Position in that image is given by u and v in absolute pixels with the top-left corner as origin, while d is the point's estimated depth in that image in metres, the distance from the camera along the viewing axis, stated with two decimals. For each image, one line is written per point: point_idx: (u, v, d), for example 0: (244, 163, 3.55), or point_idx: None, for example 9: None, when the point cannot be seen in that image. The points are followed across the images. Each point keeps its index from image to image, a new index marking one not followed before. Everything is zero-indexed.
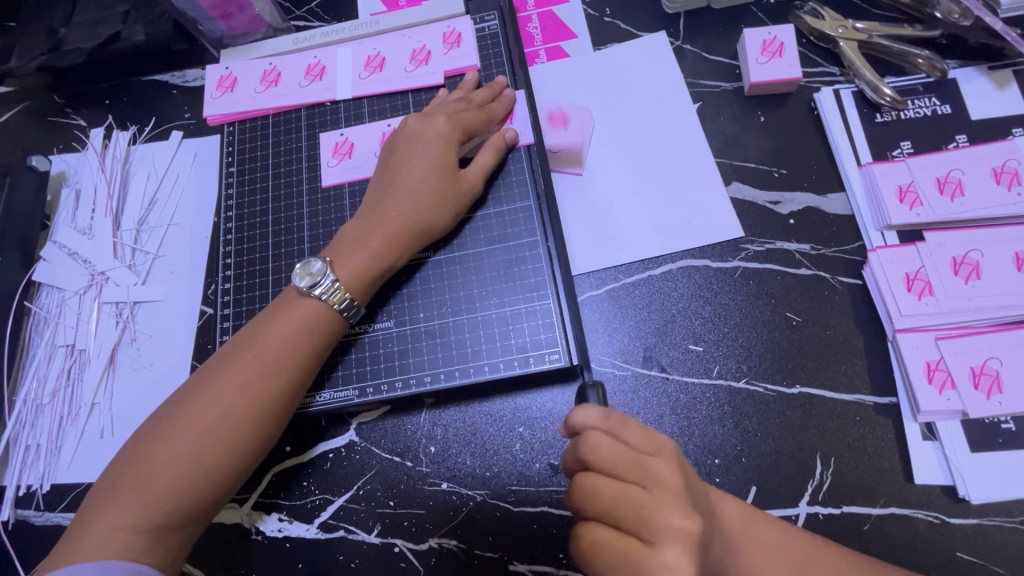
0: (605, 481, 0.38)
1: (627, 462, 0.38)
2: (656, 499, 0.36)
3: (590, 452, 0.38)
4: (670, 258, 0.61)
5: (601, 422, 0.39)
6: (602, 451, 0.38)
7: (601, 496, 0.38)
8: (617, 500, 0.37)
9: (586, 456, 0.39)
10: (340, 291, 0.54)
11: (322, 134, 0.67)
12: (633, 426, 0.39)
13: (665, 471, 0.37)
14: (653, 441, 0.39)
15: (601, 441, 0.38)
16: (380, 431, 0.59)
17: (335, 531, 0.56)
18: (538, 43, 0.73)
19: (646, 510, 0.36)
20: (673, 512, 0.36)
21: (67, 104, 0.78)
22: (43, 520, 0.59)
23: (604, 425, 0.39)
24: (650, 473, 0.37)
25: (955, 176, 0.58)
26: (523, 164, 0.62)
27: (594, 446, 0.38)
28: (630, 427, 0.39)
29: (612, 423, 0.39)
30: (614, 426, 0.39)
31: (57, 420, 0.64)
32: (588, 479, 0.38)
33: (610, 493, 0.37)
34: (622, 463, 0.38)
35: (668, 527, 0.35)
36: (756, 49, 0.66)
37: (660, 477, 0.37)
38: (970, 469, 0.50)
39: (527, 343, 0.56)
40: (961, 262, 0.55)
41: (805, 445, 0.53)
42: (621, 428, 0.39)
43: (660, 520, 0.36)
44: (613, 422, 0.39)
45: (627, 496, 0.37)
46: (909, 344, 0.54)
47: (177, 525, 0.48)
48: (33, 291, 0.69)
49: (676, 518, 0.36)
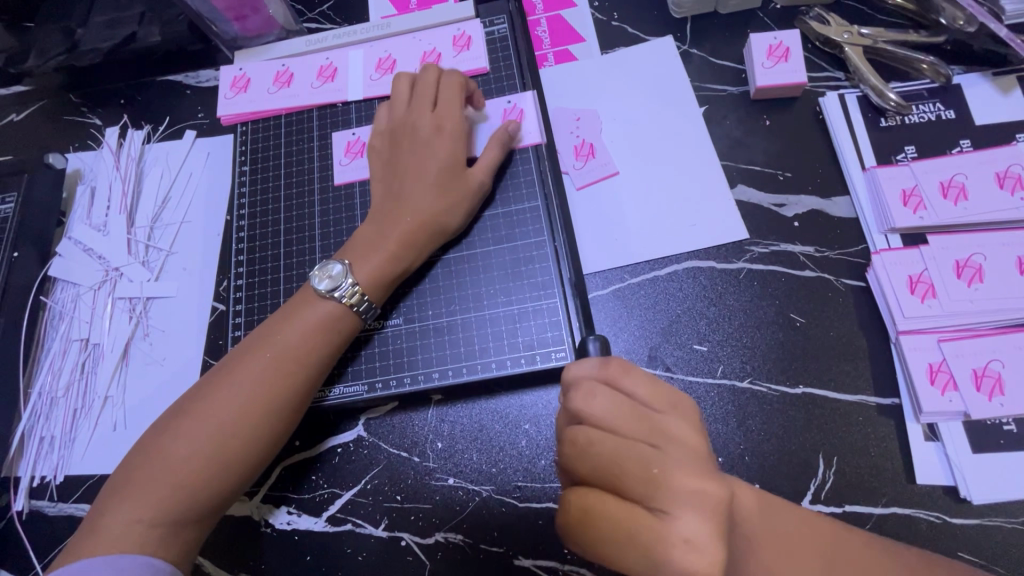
0: (601, 433, 0.39)
1: (626, 412, 0.39)
2: (667, 459, 0.36)
3: (583, 401, 0.40)
4: (676, 258, 0.62)
5: (599, 372, 0.42)
6: (595, 399, 0.40)
7: (599, 449, 0.38)
8: (619, 456, 0.37)
9: (580, 407, 0.40)
10: (358, 292, 0.55)
11: (335, 132, 0.69)
12: (635, 375, 0.41)
13: (677, 428, 0.38)
14: (667, 397, 0.40)
15: (596, 390, 0.40)
16: (389, 427, 0.60)
17: (343, 525, 0.57)
18: (546, 46, 0.74)
19: (655, 468, 0.36)
20: (692, 476, 0.35)
21: (83, 103, 0.79)
22: (57, 511, 0.60)
23: (601, 374, 0.41)
24: (654, 426, 0.38)
25: (959, 181, 0.59)
26: (531, 165, 0.63)
27: (587, 395, 0.40)
28: (631, 378, 0.40)
29: (610, 373, 0.41)
30: (613, 377, 0.41)
31: (71, 413, 0.65)
32: (582, 430, 0.39)
33: (608, 445, 0.38)
34: (620, 416, 0.39)
35: (687, 491, 0.34)
36: (762, 54, 0.67)
37: (669, 432, 0.38)
38: (972, 470, 0.51)
39: (534, 341, 0.57)
40: (964, 265, 0.56)
41: (808, 443, 0.54)
42: (621, 377, 0.41)
43: (675, 482, 0.35)
44: (611, 371, 0.41)
45: (633, 454, 0.37)
46: (911, 345, 0.54)
47: (193, 519, 0.49)
48: (49, 286, 0.70)
49: (698, 482, 0.35)
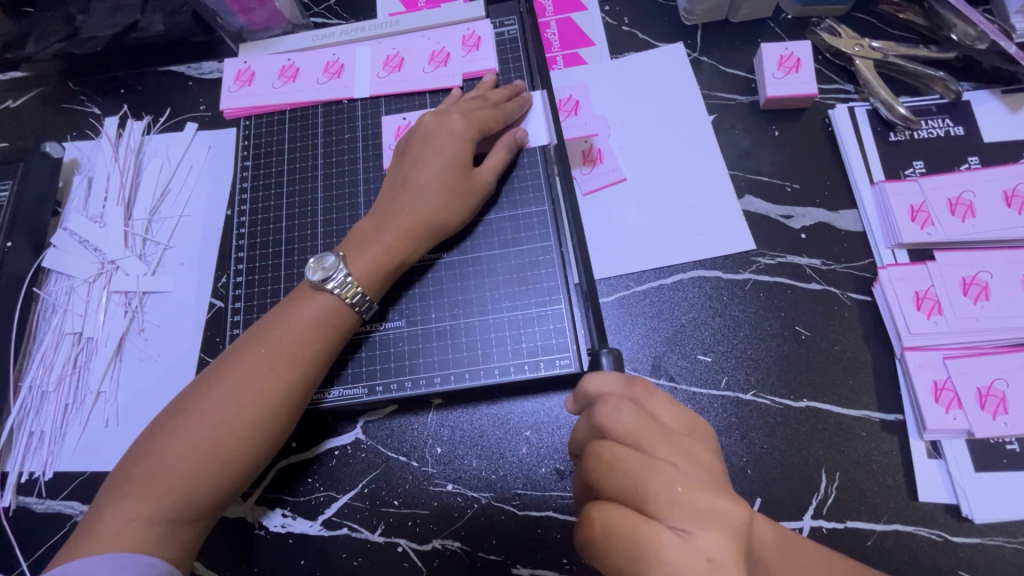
0: (627, 449, 0.38)
1: (651, 429, 0.38)
2: (690, 478, 0.36)
3: (610, 416, 0.39)
4: (682, 267, 0.61)
5: (623, 389, 0.41)
6: (622, 415, 0.39)
7: (624, 466, 0.37)
8: (644, 475, 0.36)
9: (605, 421, 0.39)
10: (354, 286, 0.54)
11: (385, 117, 0.67)
12: (659, 397, 0.40)
13: (695, 446, 0.38)
14: (685, 419, 0.40)
15: (624, 405, 0.39)
16: (387, 431, 0.59)
17: (338, 529, 0.56)
18: (556, 49, 0.74)
19: (679, 487, 0.35)
20: (713, 496, 0.35)
21: (81, 91, 0.78)
22: (44, 508, 0.59)
23: (626, 391, 0.41)
24: (676, 445, 0.38)
25: (967, 198, 0.58)
26: (538, 168, 0.62)
27: (615, 408, 0.39)
28: (657, 399, 0.40)
29: (635, 391, 0.41)
30: (637, 394, 0.41)
31: (62, 408, 0.63)
32: (608, 445, 0.38)
33: (633, 463, 0.37)
34: (645, 433, 0.38)
35: (705, 510, 0.34)
36: (772, 64, 0.66)
37: (690, 451, 0.37)
38: (974, 489, 0.51)
39: (538, 347, 0.56)
40: (971, 282, 0.56)
41: (810, 458, 0.54)
42: (645, 398, 0.41)
43: (696, 500, 0.34)
44: (635, 389, 0.41)
45: (657, 472, 0.36)
46: (916, 362, 0.54)
47: (190, 519, 0.48)
48: (42, 277, 0.69)
49: (718, 502, 0.34)
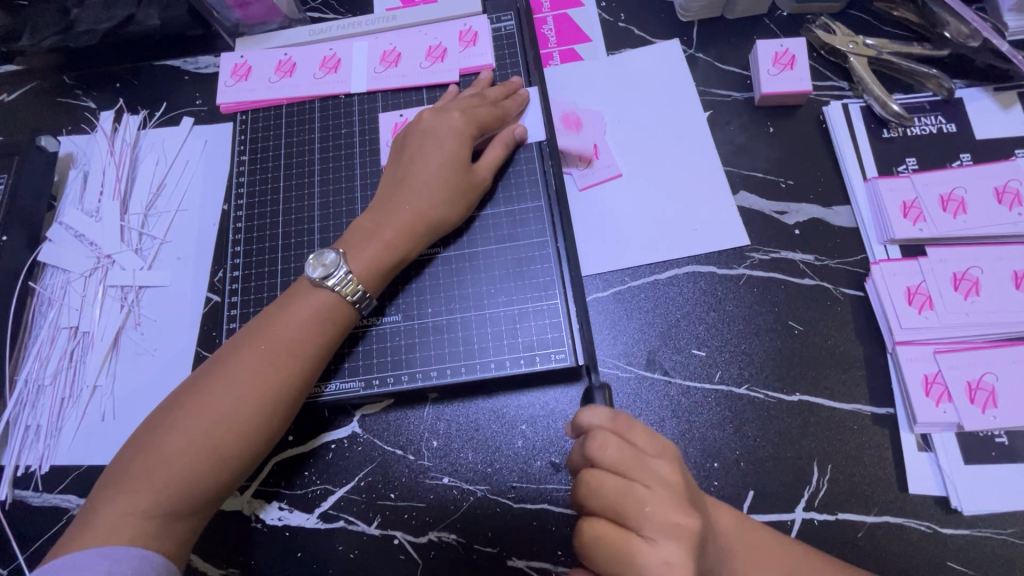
0: (611, 478, 0.38)
1: (634, 460, 0.38)
2: (658, 495, 0.37)
3: (597, 450, 0.38)
4: (677, 262, 0.62)
5: (609, 423, 0.40)
6: (609, 449, 0.38)
7: (606, 491, 0.38)
8: (621, 497, 0.37)
9: (593, 454, 0.39)
10: (353, 283, 0.54)
11: (382, 114, 0.67)
12: (641, 430, 0.40)
13: (667, 469, 0.38)
14: (661, 444, 0.40)
15: (610, 439, 0.39)
16: (384, 424, 0.59)
17: (335, 521, 0.56)
18: (553, 45, 0.74)
19: (650, 506, 0.36)
20: (675, 510, 0.36)
21: (76, 85, 0.78)
22: (41, 501, 0.59)
23: (612, 426, 0.40)
24: (654, 472, 0.38)
25: (958, 194, 0.59)
26: (535, 164, 0.63)
27: (602, 444, 0.38)
28: (638, 432, 0.40)
29: (620, 425, 0.40)
30: (623, 429, 0.40)
31: (58, 402, 0.63)
32: (594, 475, 0.38)
33: (615, 488, 0.37)
34: (629, 463, 0.38)
35: (669, 523, 0.36)
36: (767, 61, 0.67)
37: (665, 475, 0.38)
38: (962, 480, 0.52)
39: (534, 342, 0.57)
40: (961, 278, 0.57)
41: (802, 452, 0.54)
42: (628, 430, 0.40)
43: (664, 515, 0.36)
44: (621, 423, 0.40)
45: (633, 496, 0.37)
46: (907, 356, 0.55)
47: (186, 513, 0.48)
48: (37, 271, 0.69)
49: (679, 515, 0.36)
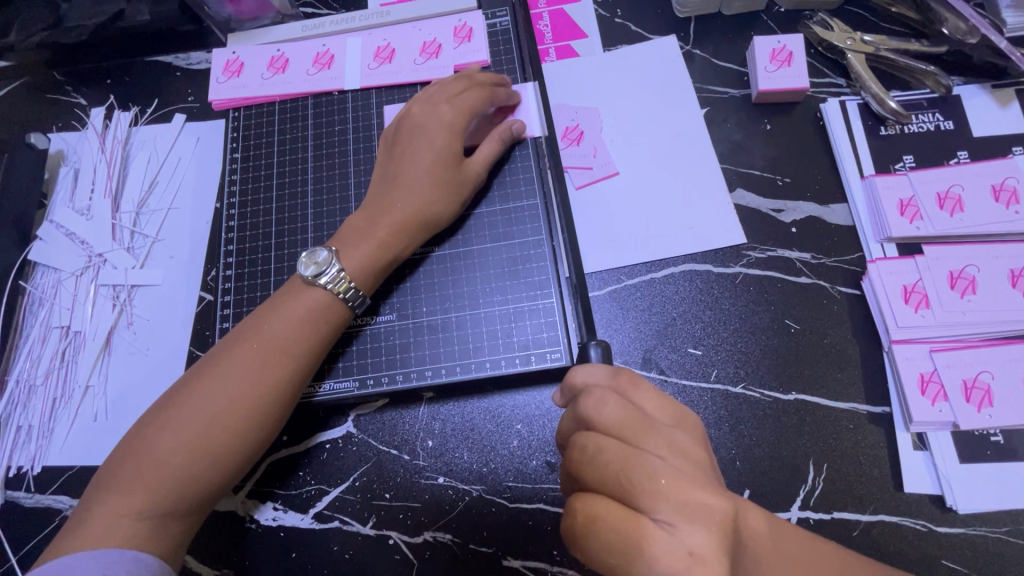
0: (611, 441, 0.38)
1: (634, 420, 0.38)
2: (674, 469, 0.36)
3: (594, 407, 0.39)
4: (673, 260, 0.62)
5: (609, 380, 0.42)
6: (606, 408, 0.39)
7: (609, 457, 0.37)
8: (628, 465, 0.36)
9: (590, 413, 0.40)
10: (346, 281, 0.54)
11: (387, 105, 0.67)
12: (644, 389, 0.41)
13: (684, 441, 0.38)
14: (673, 411, 0.40)
15: (608, 397, 0.40)
16: (378, 424, 0.59)
17: (330, 521, 0.56)
18: (548, 41, 0.73)
19: (664, 479, 0.35)
20: (697, 489, 0.35)
21: (67, 82, 0.77)
22: (33, 502, 0.59)
23: (613, 383, 0.42)
24: (663, 439, 0.38)
25: (956, 192, 0.59)
26: (530, 161, 0.62)
27: (598, 401, 0.40)
28: (643, 391, 0.41)
29: (621, 383, 0.42)
30: (622, 385, 0.42)
31: (50, 402, 0.63)
32: (592, 437, 0.39)
33: (619, 454, 0.37)
34: (629, 423, 0.38)
35: (691, 504, 0.34)
36: (765, 58, 0.66)
37: (676, 444, 0.38)
38: (958, 479, 0.52)
39: (530, 341, 0.56)
40: (958, 276, 0.57)
41: (798, 451, 0.54)
42: (630, 390, 0.41)
43: (683, 494, 0.35)
44: (621, 381, 0.42)
45: (642, 464, 0.36)
46: (903, 355, 0.55)
47: (180, 515, 0.47)
48: (27, 270, 0.68)
49: (703, 496, 0.35)
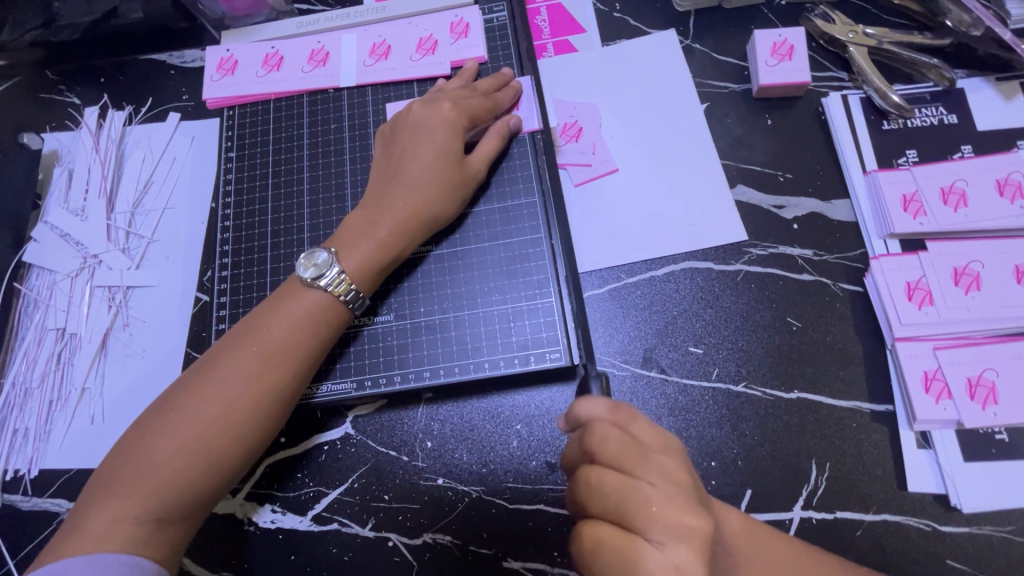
0: (611, 474, 0.37)
1: (631, 450, 0.37)
2: (666, 496, 0.35)
3: (596, 445, 0.38)
4: (673, 258, 0.61)
5: (608, 414, 0.39)
6: (607, 441, 0.38)
7: (609, 489, 0.37)
8: (626, 498, 0.36)
9: (593, 447, 0.38)
10: (347, 283, 0.53)
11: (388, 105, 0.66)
12: (642, 422, 0.39)
13: (672, 465, 0.37)
14: (664, 439, 0.38)
15: (608, 431, 0.38)
16: (376, 425, 0.58)
17: (329, 523, 0.56)
18: (546, 36, 0.72)
19: (655, 506, 0.35)
20: (682, 510, 0.34)
21: (60, 80, 0.76)
22: (30, 506, 0.58)
23: (613, 417, 0.39)
24: (654, 465, 0.37)
25: (959, 187, 0.58)
26: (528, 159, 0.62)
27: (601, 436, 0.38)
28: (640, 423, 0.39)
29: (620, 416, 0.39)
30: (622, 420, 0.39)
31: (46, 405, 0.62)
32: (594, 471, 0.38)
33: (618, 488, 0.36)
34: (627, 454, 0.37)
35: (677, 525, 0.34)
36: (765, 52, 0.65)
37: (666, 470, 0.36)
38: (962, 478, 0.51)
39: (528, 341, 0.56)
40: (962, 273, 0.56)
41: (800, 450, 0.54)
42: (629, 422, 0.39)
43: (670, 517, 0.34)
44: (621, 414, 0.39)
45: (637, 495, 0.36)
46: (907, 352, 0.54)
47: (176, 519, 0.47)
48: (23, 272, 0.68)
49: (688, 517, 0.34)
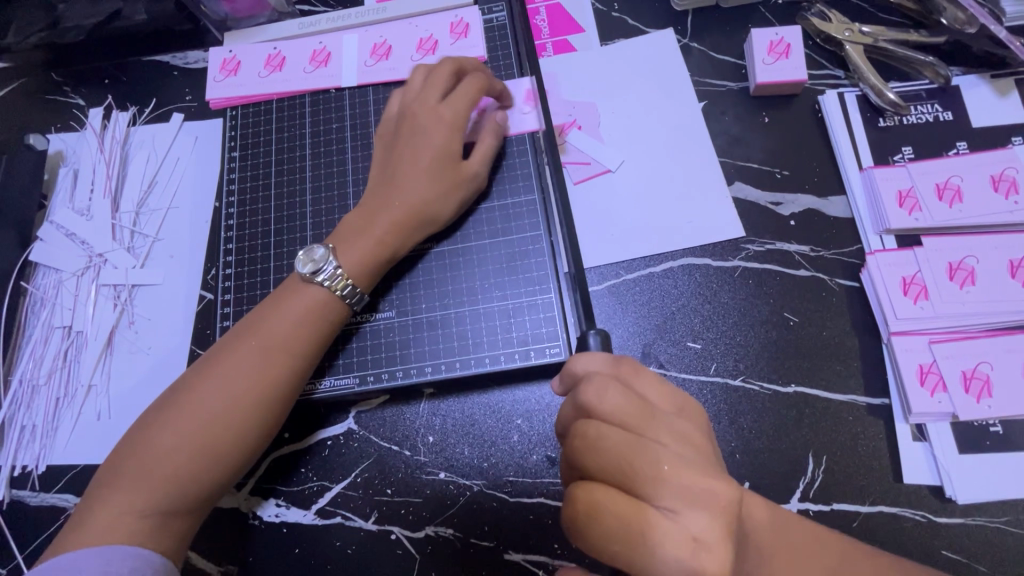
0: (613, 428, 0.37)
1: (636, 408, 0.38)
2: (676, 456, 0.36)
3: (595, 396, 0.39)
4: (672, 254, 0.62)
5: (610, 369, 0.41)
6: (609, 397, 0.39)
7: (610, 444, 0.37)
8: (631, 452, 0.36)
9: (593, 401, 0.39)
10: (343, 278, 0.54)
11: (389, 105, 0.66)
12: (645, 376, 0.41)
13: (682, 427, 0.38)
14: (674, 399, 0.40)
15: (609, 385, 0.39)
16: (379, 421, 0.59)
17: (332, 517, 0.56)
18: (545, 36, 0.73)
19: (666, 465, 0.36)
20: (698, 474, 0.36)
21: (64, 82, 0.76)
22: (38, 501, 0.59)
23: (614, 370, 0.41)
24: (664, 425, 0.38)
25: (954, 183, 0.59)
26: (528, 158, 0.62)
27: (600, 390, 0.39)
28: (644, 378, 0.40)
29: (622, 370, 0.41)
30: (624, 373, 0.41)
31: (53, 402, 0.63)
32: (593, 424, 0.38)
33: (621, 442, 0.37)
34: (631, 410, 0.38)
35: (692, 487, 0.35)
36: (762, 50, 0.66)
37: (677, 431, 0.38)
38: (957, 470, 0.52)
39: (528, 337, 0.57)
40: (957, 267, 0.56)
41: (797, 443, 0.54)
42: (632, 377, 0.41)
43: (685, 479, 0.35)
44: (623, 368, 0.41)
45: (645, 451, 0.36)
46: (903, 347, 0.55)
47: (181, 512, 0.48)
48: (29, 271, 0.68)
49: (705, 480, 0.35)
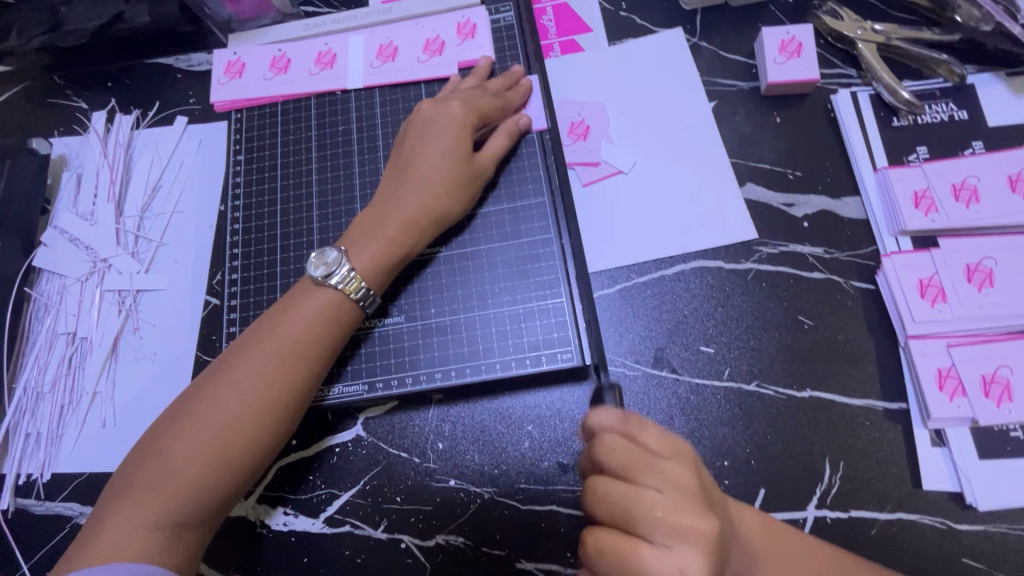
0: (616, 482, 0.38)
1: (637, 457, 0.38)
2: (671, 502, 0.36)
3: (604, 452, 0.39)
4: (683, 258, 0.61)
5: (619, 423, 0.40)
6: (613, 449, 0.38)
7: (613, 497, 0.37)
8: (627, 503, 0.37)
9: (599, 455, 0.39)
10: (357, 280, 0.53)
11: (396, 109, 0.66)
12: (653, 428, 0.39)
13: (679, 474, 0.37)
14: (673, 445, 0.39)
15: (615, 441, 0.39)
16: (387, 427, 0.58)
17: (341, 526, 0.56)
18: (552, 36, 0.72)
19: (659, 511, 0.35)
20: (682, 513, 0.35)
21: (67, 85, 0.76)
22: (43, 510, 0.58)
23: (622, 426, 0.40)
24: (659, 472, 0.37)
25: (971, 183, 0.58)
26: (537, 159, 0.62)
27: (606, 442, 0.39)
28: (649, 432, 0.39)
29: (630, 425, 0.40)
30: (633, 430, 0.39)
31: (58, 409, 0.63)
32: (599, 479, 0.38)
33: (619, 492, 0.37)
34: (630, 457, 0.38)
35: (680, 527, 0.35)
36: (773, 49, 0.65)
37: (675, 478, 0.37)
38: (978, 475, 0.51)
39: (539, 342, 0.56)
40: (975, 269, 0.56)
41: (814, 449, 0.53)
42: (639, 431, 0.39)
43: (673, 520, 0.35)
44: (630, 424, 0.39)
45: (639, 500, 0.36)
46: (920, 350, 0.54)
47: (194, 523, 0.47)
48: (33, 277, 0.68)
49: (692, 520, 0.35)
